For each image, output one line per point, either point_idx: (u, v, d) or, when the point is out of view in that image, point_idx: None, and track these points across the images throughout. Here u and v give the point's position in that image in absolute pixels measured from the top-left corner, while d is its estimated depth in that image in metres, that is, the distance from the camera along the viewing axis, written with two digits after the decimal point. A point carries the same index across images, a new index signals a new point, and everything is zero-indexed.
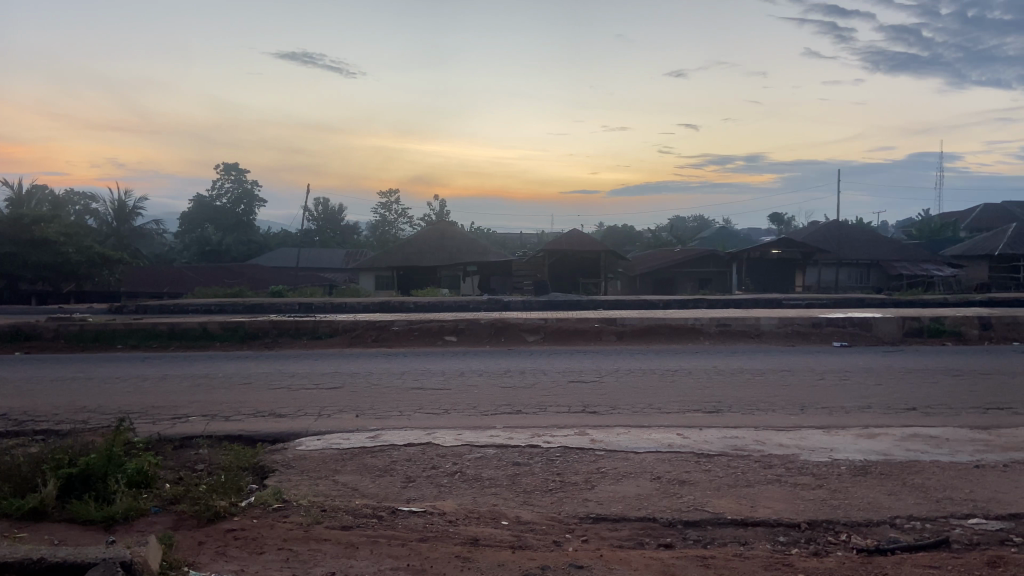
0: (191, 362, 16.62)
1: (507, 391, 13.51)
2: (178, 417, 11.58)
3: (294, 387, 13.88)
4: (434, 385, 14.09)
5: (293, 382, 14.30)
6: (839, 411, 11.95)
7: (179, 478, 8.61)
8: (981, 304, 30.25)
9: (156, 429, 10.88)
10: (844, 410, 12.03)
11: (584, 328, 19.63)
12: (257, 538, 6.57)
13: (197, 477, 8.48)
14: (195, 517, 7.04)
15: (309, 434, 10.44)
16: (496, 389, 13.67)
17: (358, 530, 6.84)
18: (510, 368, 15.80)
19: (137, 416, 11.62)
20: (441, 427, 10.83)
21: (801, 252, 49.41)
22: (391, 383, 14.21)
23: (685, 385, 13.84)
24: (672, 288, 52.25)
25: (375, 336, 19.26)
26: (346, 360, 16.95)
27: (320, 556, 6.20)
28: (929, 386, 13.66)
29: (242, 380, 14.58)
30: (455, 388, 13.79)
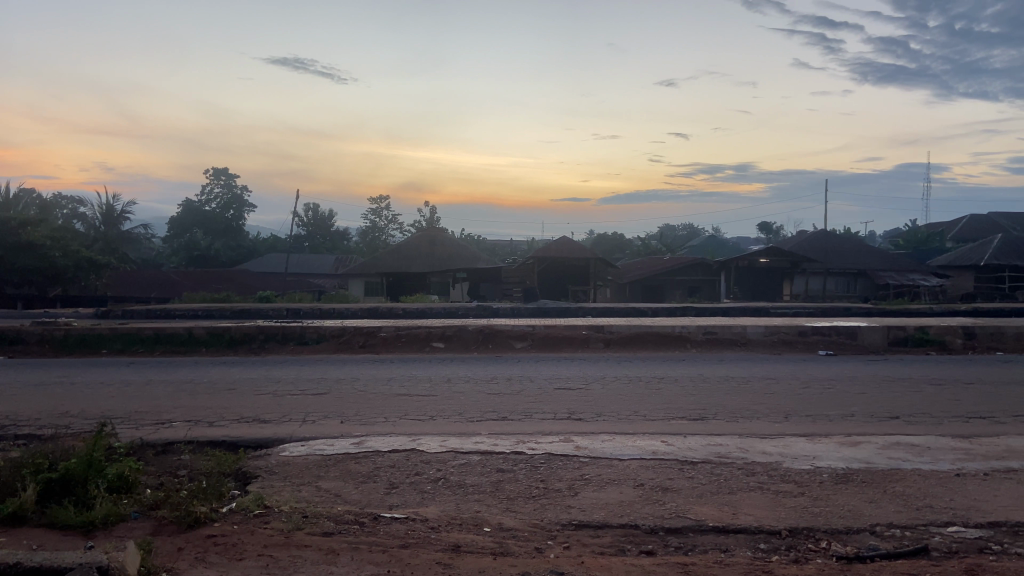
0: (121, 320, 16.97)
1: (416, 326, 13.53)
2: (77, 346, 11.87)
3: (209, 326, 14.09)
4: (347, 326, 14.21)
5: (208, 325, 14.50)
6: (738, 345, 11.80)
7: (35, 386, 8.83)
8: (934, 297, 30.84)
9: (49, 359, 11.17)
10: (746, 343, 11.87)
11: (520, 306, 19.90)
12: (45, 431, 6.50)
13: (50, 387, 8.69)
14: (12, 417, 7.16)
15: (188, 364, 10.54)
16: (406, 325, 13.67)
17: (181, 399, 7.95)
18: (433, 320, 15.91)
19: (37, 346, 11.92)
20: (323, 360, 10.82)
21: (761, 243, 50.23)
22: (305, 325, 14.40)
23: (593, 324, 13.96)
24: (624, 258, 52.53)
25: (316, 306, 19.54)
26: (276, 317, 17.20)
27: (82, 440, 5.91)
28: (836, 324, 13.66)
29: (159, 326, 14.82)
30: (364, 326, 13.81)
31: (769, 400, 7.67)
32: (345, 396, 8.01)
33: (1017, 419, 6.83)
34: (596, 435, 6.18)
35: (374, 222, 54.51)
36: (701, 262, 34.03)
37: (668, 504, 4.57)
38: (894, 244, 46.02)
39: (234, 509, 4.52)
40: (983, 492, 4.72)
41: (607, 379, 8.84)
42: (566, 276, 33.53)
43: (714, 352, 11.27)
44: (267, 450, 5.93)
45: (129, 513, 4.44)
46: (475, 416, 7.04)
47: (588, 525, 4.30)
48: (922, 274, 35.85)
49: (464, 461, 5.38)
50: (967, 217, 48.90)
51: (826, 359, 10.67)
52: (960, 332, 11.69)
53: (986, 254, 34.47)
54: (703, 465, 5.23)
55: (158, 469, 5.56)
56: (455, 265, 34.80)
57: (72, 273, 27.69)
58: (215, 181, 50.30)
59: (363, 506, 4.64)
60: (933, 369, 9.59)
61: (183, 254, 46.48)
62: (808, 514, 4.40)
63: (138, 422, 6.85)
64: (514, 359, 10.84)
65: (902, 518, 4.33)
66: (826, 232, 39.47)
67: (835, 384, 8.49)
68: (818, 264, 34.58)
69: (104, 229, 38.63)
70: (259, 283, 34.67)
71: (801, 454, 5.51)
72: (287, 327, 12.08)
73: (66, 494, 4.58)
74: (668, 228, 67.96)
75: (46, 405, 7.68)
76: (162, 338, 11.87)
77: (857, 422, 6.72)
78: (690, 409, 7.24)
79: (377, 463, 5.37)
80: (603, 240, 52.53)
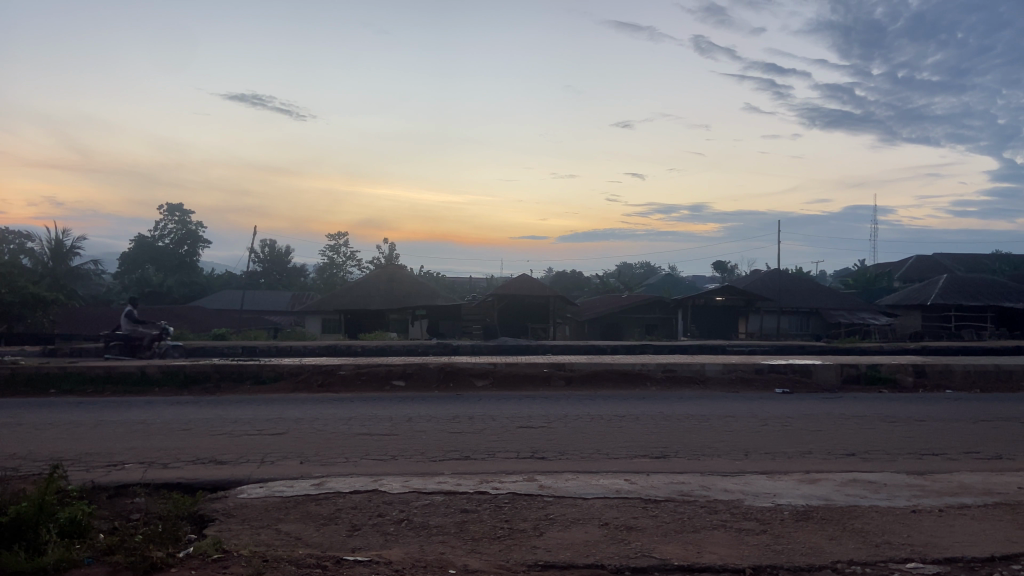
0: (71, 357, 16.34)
1: (374, 361, 13.25)
2: (26, 385, 11.44)
3: (158, 362, 13.57)
4: (305, 360, 13.82)
5: (156, 361, 13.94)
6: (700, 379, 11.87)
7: None
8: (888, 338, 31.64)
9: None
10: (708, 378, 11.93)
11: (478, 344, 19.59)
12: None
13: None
14: None
15: (145, 404, 10.24)
16: (363, 361, 13.34)
17: (136, 440, 7.76)
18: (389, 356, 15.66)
19: None
20: (284, 399, 10.61)
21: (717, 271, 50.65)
22: (258, 360, 13.99)
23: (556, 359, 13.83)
24: (581, 286, 52.69)
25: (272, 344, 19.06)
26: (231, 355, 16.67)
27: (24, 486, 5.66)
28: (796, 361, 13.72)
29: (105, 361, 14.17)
30: (322, 361, 13.46)
31: (728, 437, 7.75)
32: (304, 437, 7.83)
33: (968, 456, 7.02)
34: (559, 474, 6.17)
35: (332, 259, 53.92)
36: (659, 299, 34.41)
37: (633, 543, 4.58)
38: (844, 283, 47.00)
39: (191, 553, 4.39)
40: (939, 529, 4.82)
41: (568, 417, 8.87)
42: (525, 314, 33.62)
43: (672, 390, 11.34)
44: (225, 492, 5.79)
45: (81, 559, 4.29)
46: (436, 456, 6.99)
47: (555, 566, 4.28)
48: (872, 313, 36.81)
49: (427, 501, 5.33)
50: (914, 258, 50.58)
51: (783, 397, 10.79)
52: (910, 369, 12.00)
53: (933, 293, 35.49)
54: (666, 503, 5.26)
55: (111, 513, 5.38)
56: (414, 301, 34.73)
57: (20, 310, 26.74)
58: (169, 217, 49.35)
59: (325, 549, 4.55)
60: (886, 406, 9.83)
61: (134, 290, 44.83)
62: (771, 552, 4.44)
63: (89, 464, 6.64)
64: (455, 396, 10.82)
65: (863, 555, 4.40)
66: (780, 271, 40.39)
67: (791, 422, 8.63)
68: (772, 303, 35.40)
69: (53, 265, 37.54)
70: (213, 322, 33.87)
71: (762, 492, 5.56)
72: (244, 366, 11.84)
73: (16, 539, 4.41)
74: (625, 266, 68.56)
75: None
76: (113, 377, 11.54)
77: (815, 459, 6.83)
78: (651, 447, 7.30)
79: (339, 505, 5.28)
80: (563, 280, 52.95)
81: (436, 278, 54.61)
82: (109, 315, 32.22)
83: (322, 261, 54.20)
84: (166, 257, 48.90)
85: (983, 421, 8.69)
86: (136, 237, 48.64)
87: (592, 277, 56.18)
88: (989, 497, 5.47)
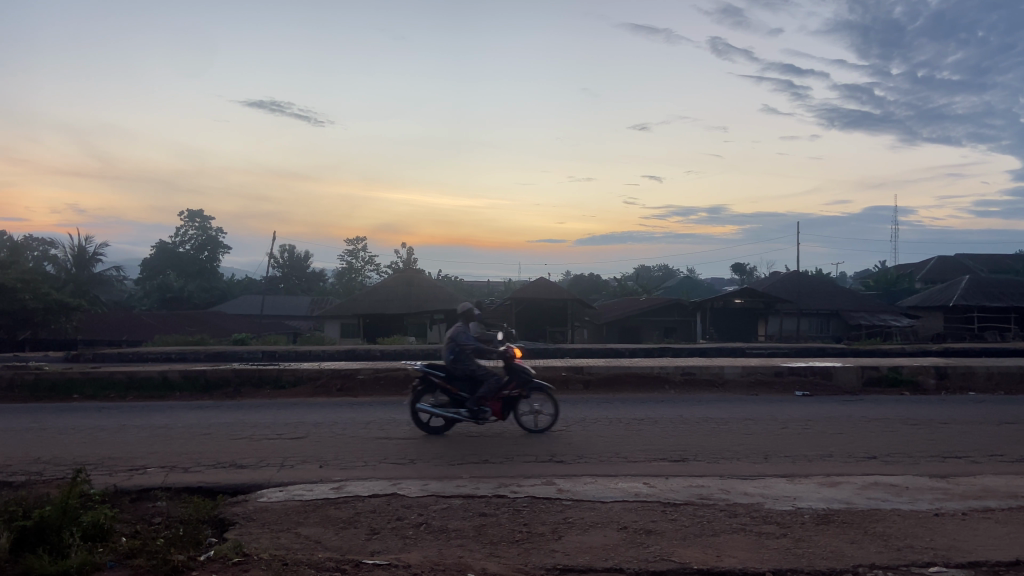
0: (93, 363, 16.60)
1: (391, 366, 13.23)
2: (51, 391, 11.59)
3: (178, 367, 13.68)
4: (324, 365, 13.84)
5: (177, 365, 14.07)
6: (720, 381, 11.76)
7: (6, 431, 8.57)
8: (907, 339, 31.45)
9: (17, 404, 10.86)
10: (727, 380, 11.83)
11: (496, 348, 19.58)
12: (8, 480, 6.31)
13: (19, 433, 8.47)
14: None
15: (168, 409, 10.35)
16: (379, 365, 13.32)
17: (159, 444, 7.85)
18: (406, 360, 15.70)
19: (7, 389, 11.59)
20: (304, 404, 10.65)
21: (738, 273, 50.31)
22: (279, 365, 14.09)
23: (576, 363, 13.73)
24: (600, 289, 52.58)
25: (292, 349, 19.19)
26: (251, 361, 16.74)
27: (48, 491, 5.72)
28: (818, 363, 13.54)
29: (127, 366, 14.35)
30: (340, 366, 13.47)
31: (747, 440, 7.69)
32: (323, 441, 7.89)
33: (991, 459, 6.92)
34: (577, 478, 6.14)
35: (351, 263, 54.12)
36: (677, 301, 34.20)
37: (652, 547, 4.56)
38: (865, 285, 46.59)
39: (212, 557, 4.42)
40: (962, 532, 4.77)
41: (588, 420, 8.88)
42: (544, 317, 33.55)
43: (691, 394, 11.28)
44: (245, 496, 5.83)
45: (104, 562, 4.33)
46: (456, 459, 7.00)
47: (573, 569, 4.27)
48: (893, 315, 36.46)
49: (446, 505, 5.33)
50: (935, 259, 50.13)
51: (801, 399, 10.72)
52: (932, 371, 11.85)
53: (955, 295, 35.11)
54: (686, 507, 5.23)
55: (132, 517, 5.43)
56: (433, 305, 34.75)
57: (42, 316, 27.15)
58: (189, 223, 49.90)
59: (343, 552, 4.58)
60: (909, 409, 9.70)
61: (156, 296, 45.25)
62: (792, 555, 4.40)
63: (112, 468, 6.72)
64: None
65: (884, 558, 4.36)
66: (800, 273, 40.03)
67: (812, 425, 8.55)
68: (791, 305, 35.16)
69: (75, 272, 38.19)
70: (234, 326, 34.24)
71: (782, 495, 5.52)
72: (263, 370, 11.91)
73: (40, 542, 4.44)
74: (644, 269, 68.20)
75: (15, 451, 7.47)
76: (135, 382, 11.66)
77: (836, 462, 6.77)
78: (670, 451, 7.25)
79: (359, 508, 5.30)
80: (581, 283, 52.90)
81: (454, 282, 54.78)
82: (133, 320, 32.70)
83: (341, 266, 54.38)
84: (187, 264, 49.37)
85: (1008, 424, 8.56)
86: (157, 244, 49.23)
87: (610, 280, 56.03)
88: (1015, 501, 5.38)
